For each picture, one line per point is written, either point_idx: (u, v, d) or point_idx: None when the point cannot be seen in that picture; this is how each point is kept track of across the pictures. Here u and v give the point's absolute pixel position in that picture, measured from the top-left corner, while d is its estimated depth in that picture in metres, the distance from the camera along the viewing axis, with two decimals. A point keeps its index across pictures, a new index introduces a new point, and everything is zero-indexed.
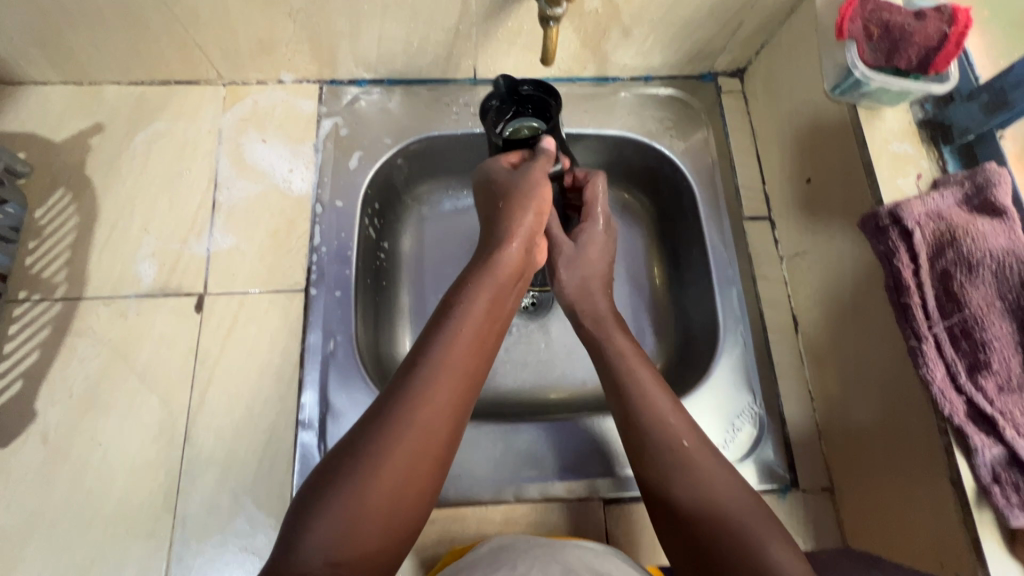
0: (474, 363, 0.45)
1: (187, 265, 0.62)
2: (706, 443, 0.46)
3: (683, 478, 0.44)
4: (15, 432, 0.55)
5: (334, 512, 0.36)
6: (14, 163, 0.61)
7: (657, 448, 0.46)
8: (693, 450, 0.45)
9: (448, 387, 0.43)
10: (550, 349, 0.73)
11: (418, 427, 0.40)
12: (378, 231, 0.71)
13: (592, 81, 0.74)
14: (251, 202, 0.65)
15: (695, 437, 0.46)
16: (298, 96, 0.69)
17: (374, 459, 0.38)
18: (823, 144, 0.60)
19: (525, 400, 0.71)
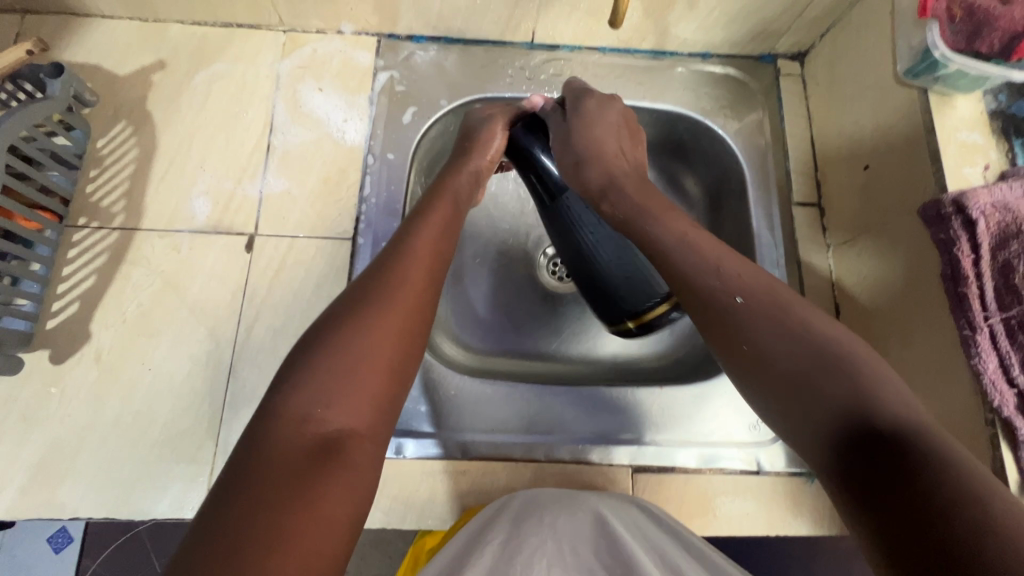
0: (416, 259, 0.49)
1: (240, 205, 0.63)
2: (763, 296, 0.46)
3: (755, 329, 0.45)
4: (70, 351, 0.57)
5: (308, 391, 0.40)
6: (82, 92, 0.62)
7: (713, 297, 0.47)
8: (749, 300, 0.46)
9: (412, 280, 0.48)
10: (584, 321, 0.74)
11: (384, 309, 0.45)
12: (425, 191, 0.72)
13: (649, 55, 0.73)
14: (305, 148, 0.66)
15: (748, 290, 0.47)
16: (356, 48, 0.70)
17: (349, 333, 0.43)
18: (886, 130, 0.59)
19: (560, 370, 0.72)
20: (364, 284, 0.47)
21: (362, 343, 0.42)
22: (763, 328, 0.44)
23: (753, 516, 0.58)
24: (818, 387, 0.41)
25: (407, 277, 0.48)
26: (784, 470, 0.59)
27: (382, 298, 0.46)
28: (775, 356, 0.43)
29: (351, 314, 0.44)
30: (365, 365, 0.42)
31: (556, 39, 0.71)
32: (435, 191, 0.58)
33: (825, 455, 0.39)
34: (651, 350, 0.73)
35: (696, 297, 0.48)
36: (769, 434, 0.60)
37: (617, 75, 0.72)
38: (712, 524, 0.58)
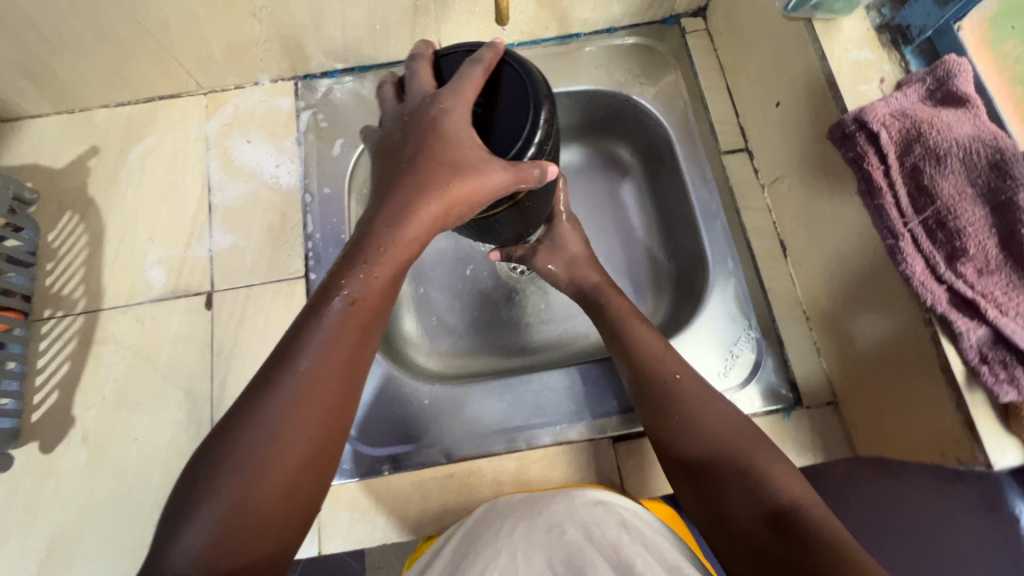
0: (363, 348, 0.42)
1: (193, 267, 0.65)
2: (694, 377, 0.54)
3: (680, 407, 0.51)
4: (58, 437, 0.59)
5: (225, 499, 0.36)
6: (23, 191, 0.65)
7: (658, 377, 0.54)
8: (685, 382, 0.53)
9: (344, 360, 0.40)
10: (550, 308, 0.76)
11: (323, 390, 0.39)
12: None
13: (557, 41, 0.75)
14: (245, 201, 0.68)
15: (686, 372, 0.54)
16: (276, 95, 0.72)
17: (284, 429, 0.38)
18: (786, 65, 0.60)
19: (537, 358, 0.73)
20: (324, 334, 0.40)
21: (293, 433, 0.38)
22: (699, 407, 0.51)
23: None
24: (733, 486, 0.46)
25: (350, 342, 0.41)
26: (758, 410, 0.61)
27: (330, 369, 0.39)
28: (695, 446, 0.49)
29: (303, 385, 0.39)
30: (288, 464, 0.38)
31: None
32: (443, 169, 0.41)
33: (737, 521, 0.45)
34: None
35: (646, 395, 0.53)
36: (740, 379, 0.62)
37: None
38: None
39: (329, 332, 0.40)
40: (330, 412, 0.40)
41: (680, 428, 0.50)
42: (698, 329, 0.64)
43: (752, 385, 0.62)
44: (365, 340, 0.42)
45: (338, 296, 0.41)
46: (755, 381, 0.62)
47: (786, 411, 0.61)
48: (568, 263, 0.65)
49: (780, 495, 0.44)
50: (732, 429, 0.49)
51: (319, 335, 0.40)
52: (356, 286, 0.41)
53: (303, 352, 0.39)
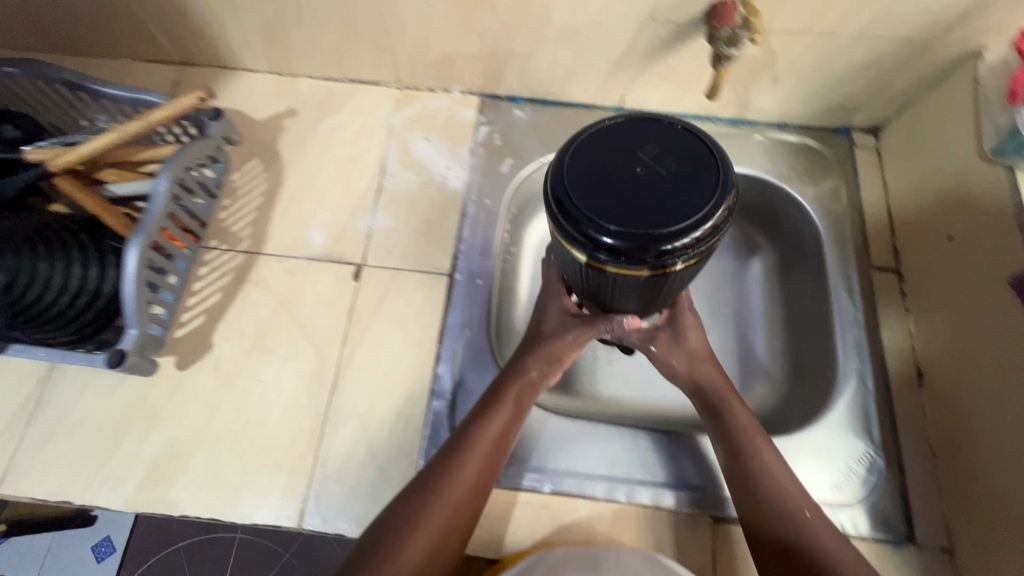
0: (496, 454, 0.53)
1: (351, 237, 0.70)
2: (826, 517, 0.52)
3: (811, 547, 0.49)
4: (193, 358, 0.63)
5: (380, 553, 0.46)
6: (232, 134, 0.70)
7: (788, 508, 0.51)
8: (815, 520, 0.51)
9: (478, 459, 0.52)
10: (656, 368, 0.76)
11: (461, 480, 0.50)
12: (511, 235, 0.74)
13: (729, 122, 0.78)
14: (411, 191, 0.72)
15: (817, 510, 0.52)
16: (462, 106, 0.77)
17: (425, 503, 0.49)
18: (969, 204, 0.61)
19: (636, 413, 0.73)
20: (473, 438, 0.53)
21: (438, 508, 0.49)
22: (832, 549, 0.49)
23: None
24: None
25: (492, 453, 0.53)
26: (867, 534, 0.58)
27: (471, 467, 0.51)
28: None
29: (450, 472, 0.51)
30: (431, 541, 0.48)
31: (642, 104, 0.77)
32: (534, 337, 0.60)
33: None
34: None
35: (767, 525, 0.51)
36: (852, 496, 0.60)
37: None
38: None
39: (477, 438, 0.53)
40: (459, 514, 0.50)
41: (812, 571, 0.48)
42: (817, 434, 0.63)
43: (864, 506, 0.60)
44: (500, 446, 0.54)
45: (478, 423, 0.54)
46: (867, 503, 0.60)
47: (895, 544, 0.59)
48: (689, 358, 0.60)
49: None
50: None
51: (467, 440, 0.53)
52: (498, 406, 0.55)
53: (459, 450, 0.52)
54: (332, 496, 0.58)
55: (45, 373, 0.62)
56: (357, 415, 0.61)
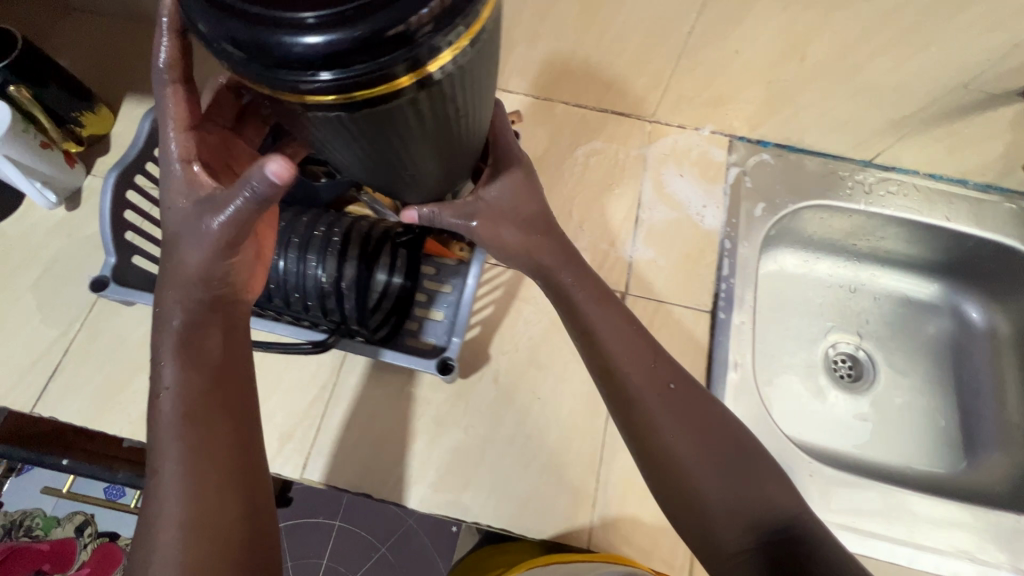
0: (219, 395, 0.45)
1: (613, 265, 0.72)
2: (679, 376, 0.56)
3: (660, 420, 0.53)
4: (474, 367, 0.65)
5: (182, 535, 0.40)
6: None
7: (642, 386, 0.54)
8: (678, 390, 0.54)
9: (201, 422, 0.44)
10: (870, 424, 0.80)
11: (183, 437, 0.43)
12: None
13: (980, 187, 0.78)
14: (668, 225, 0.74)
15: (677, 377, 0.55)
16: (712, 145, 0.79)
17: (190, 462, 0.42)
18: None
19: (853, 466, 0.77)
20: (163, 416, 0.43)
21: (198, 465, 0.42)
22: (676, 420, 0.53)
23: None
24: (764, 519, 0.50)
25: (207, 398, 0.45)
26: None
27: (187, 434, 0.43)
28: (687, 464, 0.52)
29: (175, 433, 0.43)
30: (224, 501, 0.42)
31: (896, 161, 0.77)
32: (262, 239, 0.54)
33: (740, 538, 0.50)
34: (947, 469, 0.77)
35: (632, 410, 0.54)
36: None
37: (950, 201, 0.77)
38: None
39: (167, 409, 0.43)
40: (231, 400, 0.46)
41: (662, 433, 0.52)
42: None
43: None
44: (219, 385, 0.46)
45: (178, 360, 0.45)
46: None
47: None
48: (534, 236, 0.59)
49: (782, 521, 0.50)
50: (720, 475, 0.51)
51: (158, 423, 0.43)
52: (177, 315, 0.46)
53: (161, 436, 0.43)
54: (617, 520, 0.59)
55: (338, 367, 0.65)
56: None
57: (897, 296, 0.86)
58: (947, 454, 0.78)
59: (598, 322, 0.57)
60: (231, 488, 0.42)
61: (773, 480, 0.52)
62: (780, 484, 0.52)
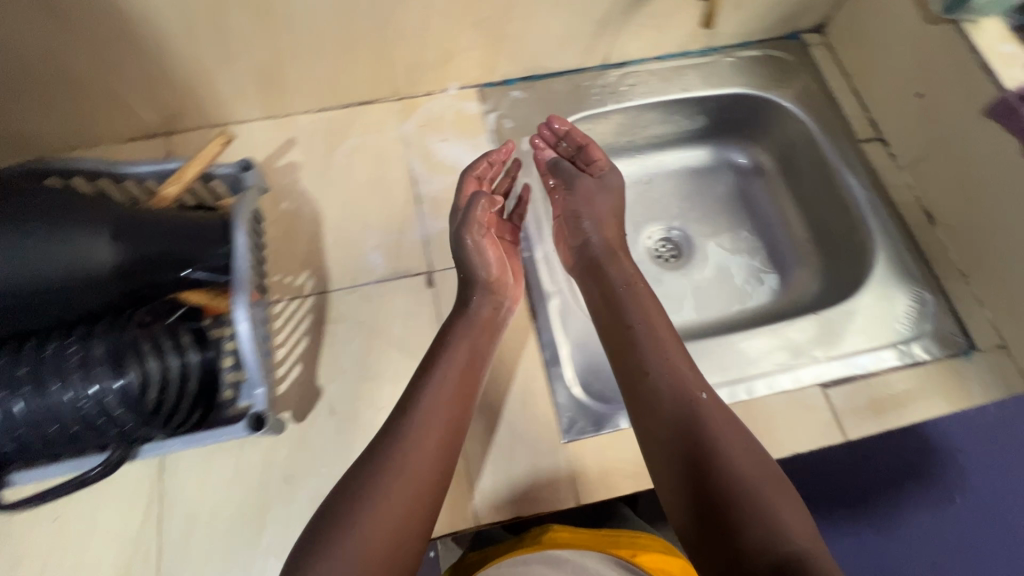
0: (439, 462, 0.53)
1: (411, 249, 0.70)
2: (718, 402, 0.58)
3: (694, 419, 0.56)
4: (306, 408, 0.61)
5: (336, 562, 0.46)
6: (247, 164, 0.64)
7: (684, 390, 0.58)
8: (708, 402, 0.57)
9: (412, 461, 0.52)
10: (701, 288, 0.86)
11: (390, 483, 0.51)
12: None
13: (700, 53, 0.85)
14: (449, 191, 0.74)
15: (711, 396, 0.58)
16: (463, 100, 0.80)
17: (361, 495, 0.50)
18: (930, 60, 0.71)
19: (699, 328, 0.82)
20: (411, 440, 0.53)
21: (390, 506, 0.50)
22: (718, 422, 0.56)
23: (934, 396, 0.66)
24: (782, 538, 0.47)
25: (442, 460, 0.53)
26: (937, 355, 0.68)
27: (412, 490, 0.51)
28: (682, 447, 0.55)
29: (399, 461, 0.52)
30: (374, 553, 0.47)
31: (627, 56, 0.82)
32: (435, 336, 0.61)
33: (761, 557, 0.47)
34: (773, 297, 0.84)
35: (643, 382, 0.60)
36: (916, 330, 0.70)
37: (681, 74, 0.84)
38: (905, 416, 0.65)
39: (433, 426, 0.54)
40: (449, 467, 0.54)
41: (669, 407, 0.57)
42: (869, 293, 0.72)
43: (929, 336, 0.69)
44: (455, 436, 0.55)
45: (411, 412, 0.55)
46: (929, 334, 0.69)
47: (964, 355, 0.68)
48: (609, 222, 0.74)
49: (792, 542, 0.47)
50: (754, 469, 0.52)
51: (411, 436, 0.53)
52: (440, 378, 0.58)
53: (388, 456, 0.52)
54: (496, 482, 0.60)
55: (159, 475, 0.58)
56: (490, 404, 0.64)
57: (680, 171, 0.93)
58: (769, 284, 0.85)
59: (652, 329, 0.63)
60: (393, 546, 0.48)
61: (791, 507, 0.50)
62: (807, 521, 0.49)
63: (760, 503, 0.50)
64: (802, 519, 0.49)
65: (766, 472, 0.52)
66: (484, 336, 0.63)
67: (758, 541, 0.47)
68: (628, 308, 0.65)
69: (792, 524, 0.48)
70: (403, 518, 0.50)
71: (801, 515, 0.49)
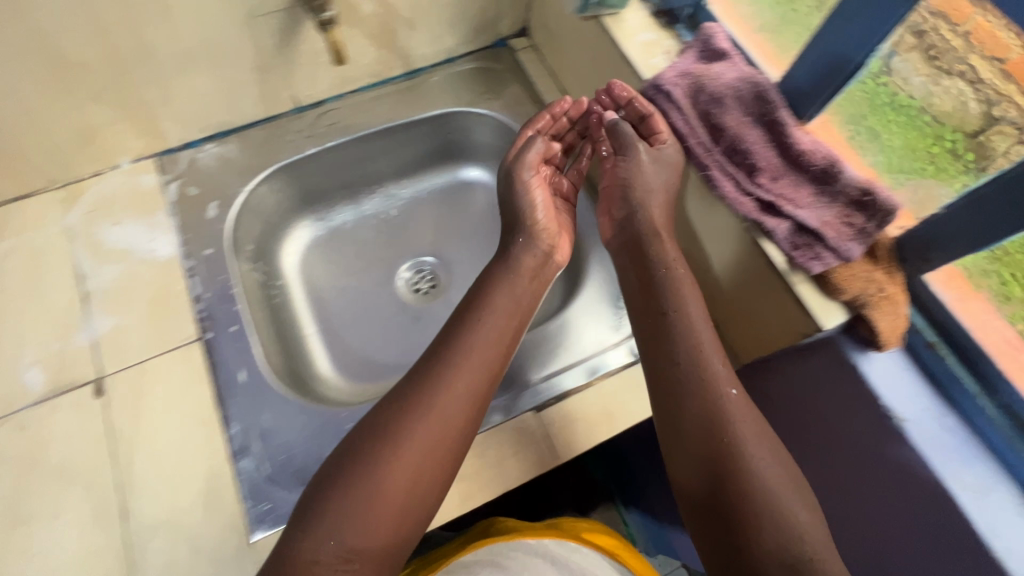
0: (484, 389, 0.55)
1: (75, 357, 0.62)
2: (744, 400, 0.52)
3: (716, 420, 0.50)
4: None
5: (348, 512, 0.47)
6: None
7: (716, 380, 0.52)
8: (736, 399, 0.51)
9: (462, 384, 0.54)
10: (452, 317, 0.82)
11: (437, 397, 0.53)
12: (267, 274, 0.78)
13: (403, 77, 0.82)
14: (121, 282, 0.67)
15: (739, 391, 0.53)
16: (139, 174, 0.72)
17: (420, 410, 0.52)
18: (594, 56, 0.70)
19: None
20: (468, 347, 0.57)
21: (418, 448, 0.50)
22: (744, 417, 0.51)
23: (648, 396, 0.64)
24: (774, 543, 0.44)
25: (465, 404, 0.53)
26: (653, 348, 0.67)
27: (470, 398, 0.54)
28: (732, 435, 0.49)
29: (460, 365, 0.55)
30: (388, 499, 0.48)
31: (317, 95, 0.77)
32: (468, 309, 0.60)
33: (784, 554, 0.44)
34: None
35: (674, 363, 0.54)
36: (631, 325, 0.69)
37: (384, 104, 0.80)
38: (619, 424, 0.62)
39: (488, 331, 0.58)
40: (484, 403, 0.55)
41: (728, 402, 0.51)
42: (584, 297, 0.72)
43: None
44: (495, 377, 0.57)
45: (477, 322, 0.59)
46: None
47: None
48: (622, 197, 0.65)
49: (801, 535, 0.44)
50: (782, 467, 0.48)
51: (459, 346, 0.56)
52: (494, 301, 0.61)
53: (465, 364, 0.55)
54: None
55: None
56: (167, 517, 0.56)
57: (424, 198, 0.89)
58: None
59: (685, 313, 0.56)
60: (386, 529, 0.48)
61: (799, 495, 0.47)
62: (811, 508, 0.47)
63: (753, 494, 0.47)
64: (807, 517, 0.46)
65: (784, 467, 0.48)
66: (495, 350, 0.58)
67: (777, 537, 0.44)
68: (666, 291, 0.58)
69: (775, 538, 0.44)
70: (410, 491, 0.49)
71: (806, 512, 0.46)
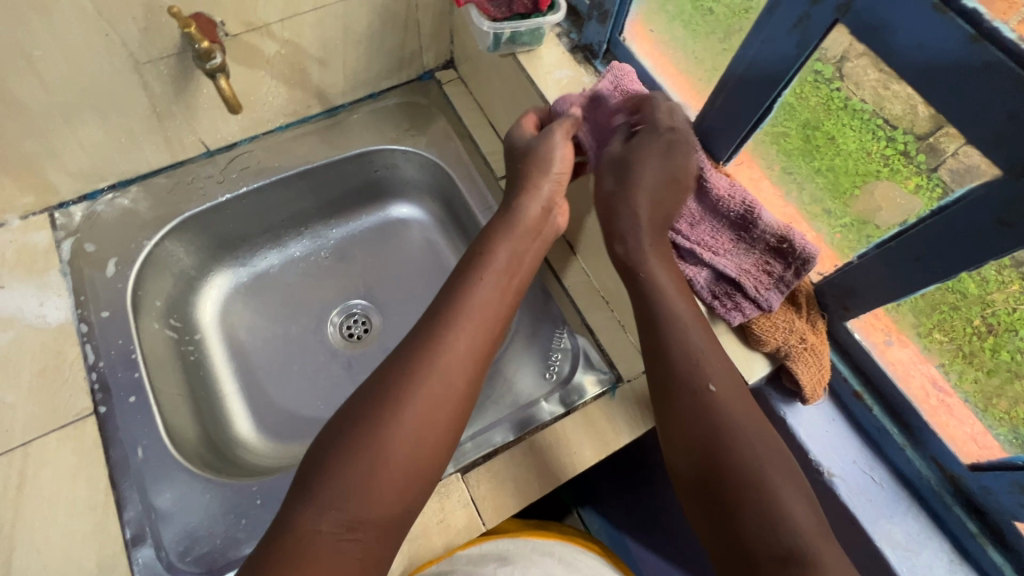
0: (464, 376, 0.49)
1: None
2: (735, 388, 0.46)
3: (709, 414, 0.44)
4: None
5: (335, 491, 0.42)
6: None
7: (706, 368, 0.47)
8: (720, 393, 0.45)
9: (439, 368, 0.48)
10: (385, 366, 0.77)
11: (422, 382, 0.47)
12: (182, 330, 0.73)
13: (323, 115, 0.78)
14: (5, 352, 0.61)
15: (723, 382, 0.46)
16: (30, 232, 0.67)
17: (401, 389, 0.47)
18: (513, 94, 0.67)
19: None
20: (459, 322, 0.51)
21: (398, 437, 0.45)
22: (738, 408, 0.45)
23: (580, 450, 0.61)
24: (766, 538, 0.39)
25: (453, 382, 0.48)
26: (586, 397, 0.64)
27: (452, 384, 0.48)
28: (728, 420, 0.44)
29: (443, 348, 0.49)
30: (372, 493, 0.43)
31: (228, 137, 0.73)
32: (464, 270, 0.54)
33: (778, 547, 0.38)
34: None
35: (670, 339, 0.48)
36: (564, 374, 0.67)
37: (302, 144, 0.77)
38: (548, 481, 0.60)
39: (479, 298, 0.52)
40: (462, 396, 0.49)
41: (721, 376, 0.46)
42: (513, 350, 0.72)
43: (578, 376, 0.66)
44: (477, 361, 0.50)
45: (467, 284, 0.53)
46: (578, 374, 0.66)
47: (612, 390, 0.64)
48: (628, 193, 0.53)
49: (795, 533, 0.39)
50: (774, 452, 0.43)
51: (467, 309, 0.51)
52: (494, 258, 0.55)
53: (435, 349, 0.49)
54: None
55: None
56: None
57: (357, 236, 0.85)
58: None
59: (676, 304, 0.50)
60: (361, 526, 0.42)
61: (801, 495, 0.41)
62: (813, 507, 0.41)
63: (750, 477, 0.41)
64: (809, 510, 0.40)
65: (780, 458, 0.43)
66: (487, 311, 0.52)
67: (762, 530, 0.39)
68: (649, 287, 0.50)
69: (751, 530, 0.40)
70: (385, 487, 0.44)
71: (805, 495, 0.41)
